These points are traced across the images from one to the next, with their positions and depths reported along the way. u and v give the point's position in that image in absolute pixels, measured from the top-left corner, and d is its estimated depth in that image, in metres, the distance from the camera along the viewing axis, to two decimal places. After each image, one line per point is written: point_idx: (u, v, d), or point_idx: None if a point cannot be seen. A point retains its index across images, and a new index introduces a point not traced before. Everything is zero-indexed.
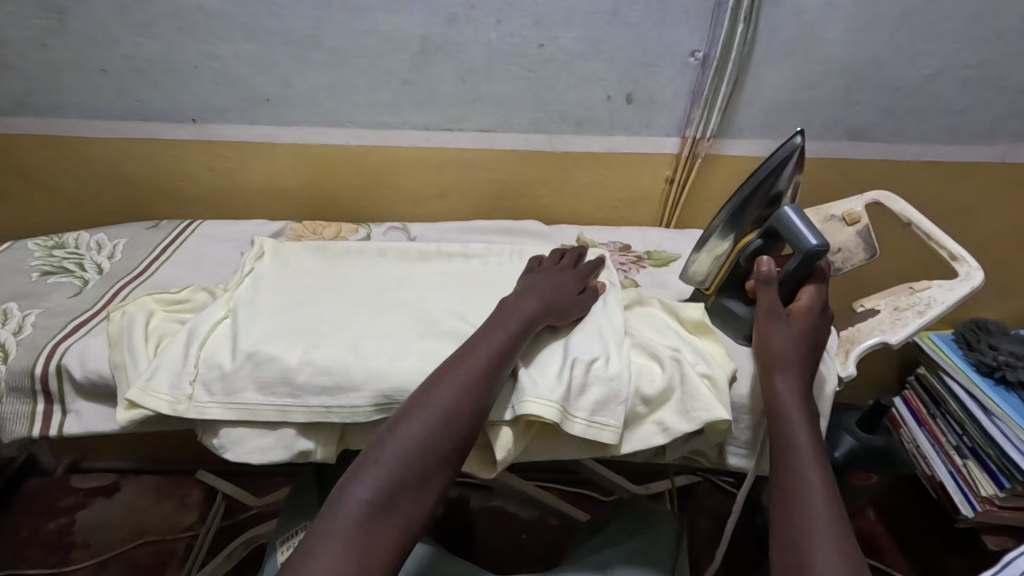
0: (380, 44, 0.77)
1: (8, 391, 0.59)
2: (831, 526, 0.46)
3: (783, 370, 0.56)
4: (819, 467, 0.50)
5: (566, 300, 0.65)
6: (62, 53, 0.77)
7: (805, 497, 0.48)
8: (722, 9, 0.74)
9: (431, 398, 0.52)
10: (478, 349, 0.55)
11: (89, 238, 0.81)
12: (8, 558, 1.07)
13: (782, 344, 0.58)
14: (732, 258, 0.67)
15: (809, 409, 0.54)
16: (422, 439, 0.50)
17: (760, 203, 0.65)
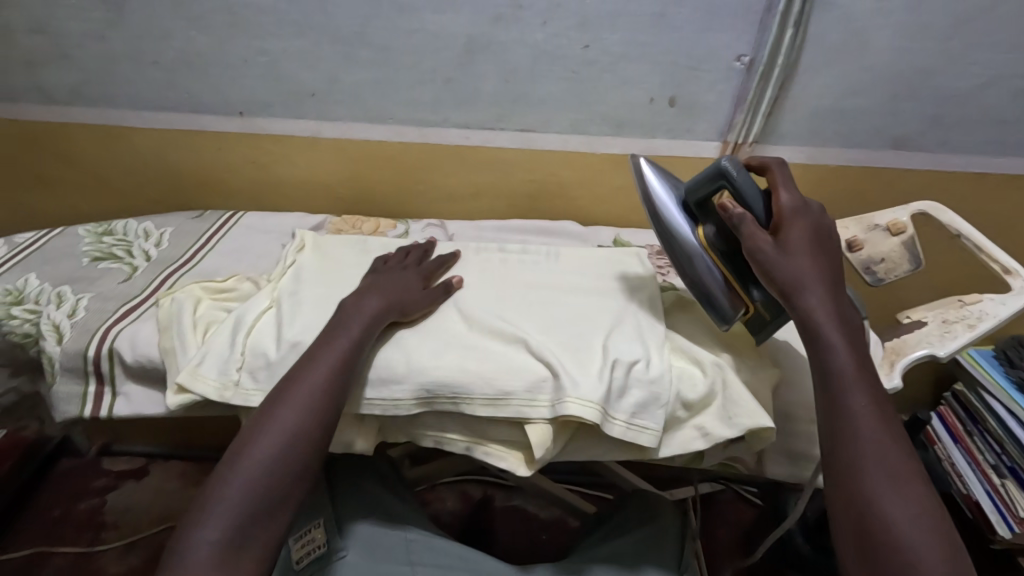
0: (426, 43, 0.77)
1: (63, 370, 0.61)
2: (891, 454, 0.45)
3: (812, 289, 0.52)
4: (867, 390, 0.48)
5: (413, 293, 0.64)
6: (118, 46, 0.79)
7: (860, 424, 0.47)
8: (770, 14, 0.74)
9: (263, 430, 0.51)
10: (310, 366, 0.54)
11: (137, 226, 0.83)
12: (42, 535, 1.10)
13: (795, 262, 0.53)
14: (718, 260, 0.59)
15: (848, 327, 0.51)
16: (263, 470, 0.49)
17: (682, 210, 0.61)
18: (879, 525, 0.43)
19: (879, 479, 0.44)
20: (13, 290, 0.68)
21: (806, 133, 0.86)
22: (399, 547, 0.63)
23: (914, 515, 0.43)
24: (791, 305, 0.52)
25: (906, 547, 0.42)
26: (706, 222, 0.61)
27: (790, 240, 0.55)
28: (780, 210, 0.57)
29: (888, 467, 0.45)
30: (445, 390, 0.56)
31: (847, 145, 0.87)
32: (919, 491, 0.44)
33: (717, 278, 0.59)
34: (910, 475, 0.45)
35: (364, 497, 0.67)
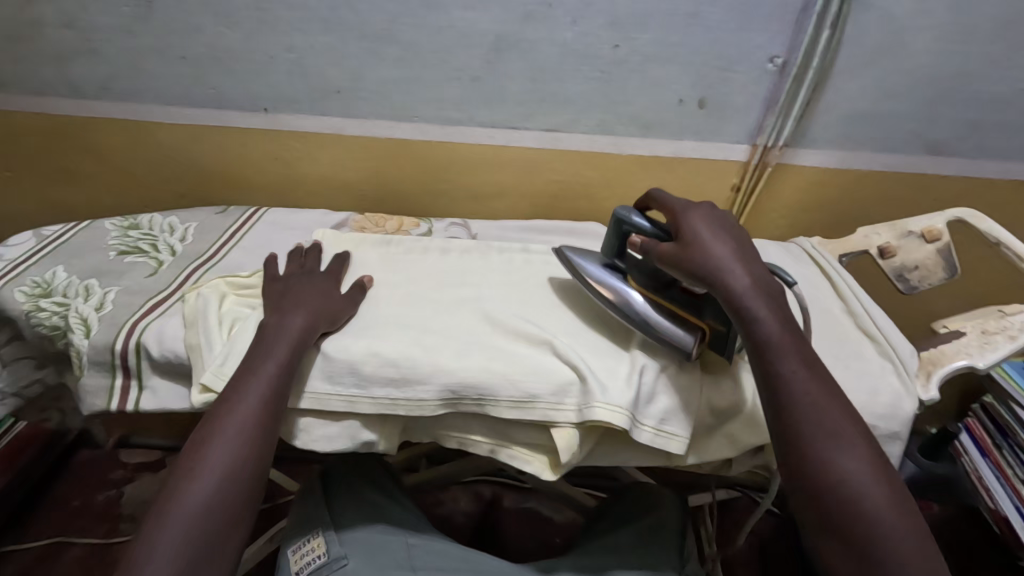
0: (454, 40, 0.77)
1: (91, 363, 0.61)
2: (826, 408, 0.46)
3: (735, 270, 0.51)
4: (797, 348, 0.49)
5: (324, 295, 0.62)
6: (147, 40, 0.79)
7: (796, 386, 0.47)
8: (806, 14, 0.72)
9: (207, 447, 0.49)
10: (247, 379, 0.52)
11: (162, 220, 0.83)
12: (60, 525, 1.11)
13: (709, 249, 0.53)
14: (656, 297, 0.59)
15: (771, 294, 0.51)
16: (216, 484, 0.47)
17: (606, 272, 0.62)
18: (828, 481, 0.44)
19: (818, 436, 0.45)
20: (41, 282, 0.69)
21: (837, 136, 0.84)
22: (399, 551, 0.60)
23: (857, 461, 0.45)
24: (719, 289, 0.51)
25: (854, 496, 0.43)
26: (633, 274, 0.62)
27: (697, 233, 0.54)
28: (682, 211, 0.57)
29: (824, 421, 0.46)
30: (471, 392, 0.56)
31: (879, 150, 0.85)
32: (855, 436, 0.46)
33: (663, 316, 0.58)
34: (846, 424, 0.46)
35: (361, 504, 0.66)
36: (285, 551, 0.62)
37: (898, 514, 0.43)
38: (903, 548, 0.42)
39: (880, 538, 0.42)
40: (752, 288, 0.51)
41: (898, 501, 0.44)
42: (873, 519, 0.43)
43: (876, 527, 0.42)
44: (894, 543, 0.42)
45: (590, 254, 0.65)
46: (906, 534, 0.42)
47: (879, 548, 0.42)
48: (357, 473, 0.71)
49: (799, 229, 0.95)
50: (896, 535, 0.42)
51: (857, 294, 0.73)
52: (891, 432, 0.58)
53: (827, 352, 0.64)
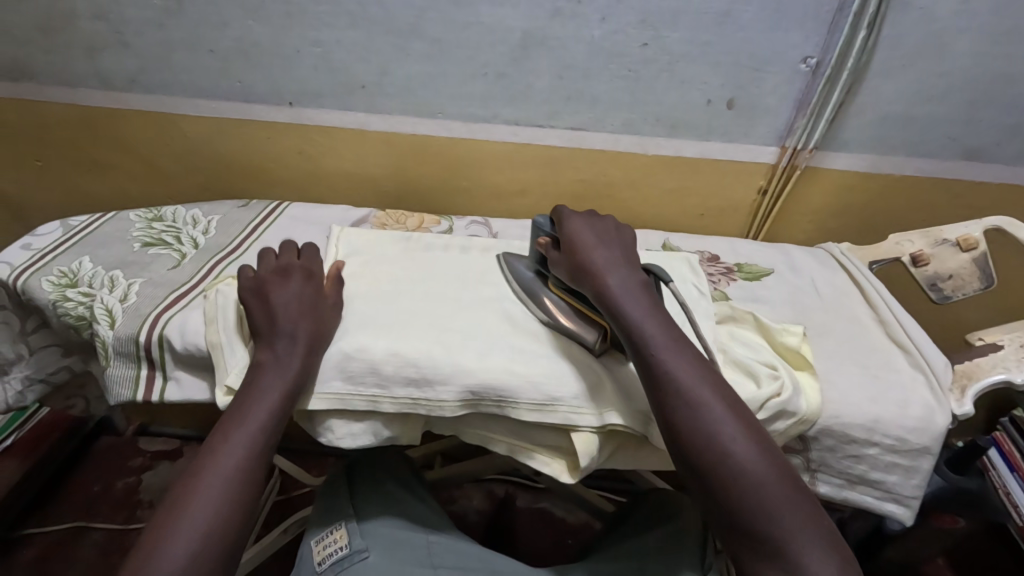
0: (481, 36, 0.76)
1: (116, 354, 0.62)
2: (694, 383, 0.47)
3: (611, 272, 0.55)
4: (661, 327, 0.51)
5: (311, 312, 0.57)
6: (176, 33, 0.79)
7: (665, 365, 0.48)
8: (843, 13, 0.70)
9: (199, 482, 0.47)
10: (246, 412, 0.51)
11: (186, 213, 0.84)
12: (80, 510, 1.13)
13: (586, 255, 0.56)
14: (566, 297, 0.62)
15: (638, 286, 0.54)
16: (208, 526, 0.45)
17: (534, 276, 0.66)
18: (700, 450, 0.45)
19: (686, 412, 0.46)
20: (67, 272, 0.69)
21: (869, 139, 0.82)
22: (420, 547, 0.60)
23: (725, 424, 0.46)
24: (592, 290, 0.55)
25: (722, 460, 0.45)
26: (551, 277, 0.64)
27: (574, 240, 0.58)
28: (564, 222, 0.61)
29: (687, 392, 0.47)
30: (492, 393, 0.55)
31: (913, 154, 0.83)
32: (724, 401, 0.47)
33: (570, 317, 0.61)
34: (714, 391, 0.47)
35: (383, 498, 0.66)
36: (307, 542, 0.63)
37: (772, 470, 0.44)
38: (782, 505, 0.43)
39: (757, 500, 0.43)
40: (620, 284, 0.54)
41: (769, 457, 0.45)
42: (751, 483, 0.44)
43: (748, 487, 0.44)
44: (769, 500, 0.43)
45: (526, 258, 0.69)
46: (778, 489, 0.44)
47: (758, 507, 0.43)
48: (381, 465, 0.71)
49: (826, 233, 0.93)
50: (772, 492, 0.43)
51: (888, 302, 0.71)
52: (922, 446, 0.56)
53: (857, 361, 0.63)
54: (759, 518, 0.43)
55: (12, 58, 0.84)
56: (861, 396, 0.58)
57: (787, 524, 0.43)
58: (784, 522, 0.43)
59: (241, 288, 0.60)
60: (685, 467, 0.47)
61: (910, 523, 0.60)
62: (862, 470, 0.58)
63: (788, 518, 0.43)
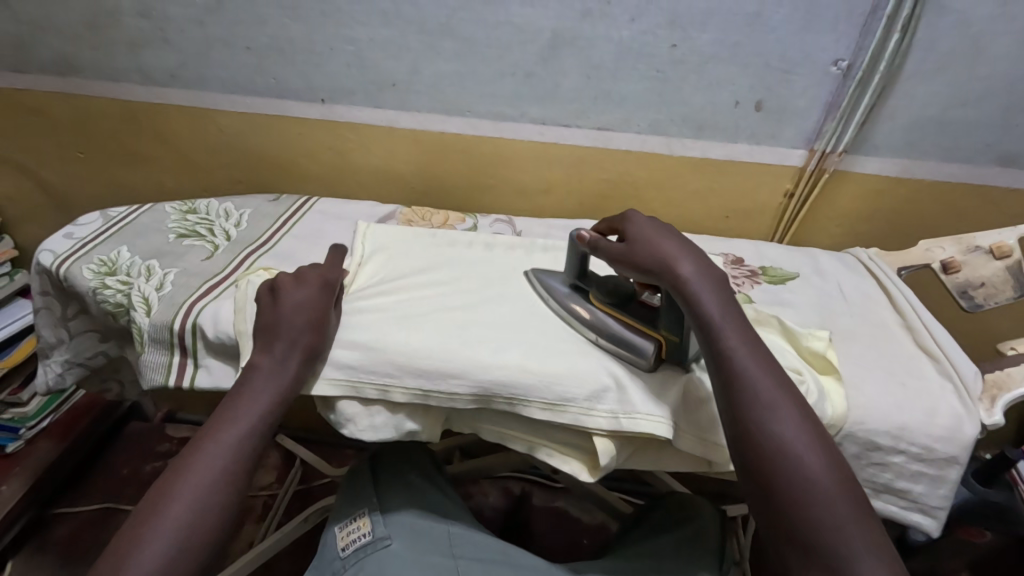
0: (510, 36, 0.77)
1: (151, 341, 0.64)
2: (766, 383, 0.47)
3: (684, 261, 0.53)
4: (737, 327, 0.50)
5: (316, 317, 0.57)
6: (215, 31, 0.82)
7: (742, 365, 0.48)
8: (877, 15, 0.70)
9: (184, 477, 0.47)
10: (232, 416, 0.51)
11: (218, 206, 0.86)
12: (109, 491, 1.16)
13: (656, 244, 0.55)
14: (610, 309, 0.61)
15: (716, 279, 0.53)
16: (189, 529, 0.45)
17: (570, 290, 0.64)
18: (769, 456, 0.45)
19: (759, 411, 0.46)
20: (107, 260, 0.72)
21: (900, 143, 0.81)
22: (441, 537, 0.61)
23: (796, 432, 0.45)
24: (668, 279, 0.53)
25: (790, 467, 0.44)
26: (594, 290, 0.63)
27: (647, 232, 0.56)
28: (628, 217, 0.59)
29: (761, 395, 0.47)
30: (502, 389, 0.56)
31: (947, 159, 0.82)
32: (795, 407, 0.47)
33: (618, 327, 0.59)
34: (788, 397, 0.47)
35: (406, 488, 0.67)
36: (330, 530, 0.64)
37: (839, 482, 0.44)
38: (846, 519, 0.42)
39: (823, 509, 0.42)
40: (699, 272, 0.53)
41: (837, 471, 0.44)
42: (819, 489, 0.43)
43: (815, 501, 0.43)
44: (833, 508, 0.42)
45: (558, 275, 0.67)
46: (843, 507, 0.42)
47: (825, 522, 0.42)
48: (402, 456, 0.73)
49: (856, 238, 0.91)
50: (839, 508, 0.42)
51: (916, 309, 0.70)
52: (949, 456, 0.56)
53: (884, 367, 0.62)
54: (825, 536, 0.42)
55: (58, 53, 0.88)
56: (888, 403, 0.57)
57: (857, 544, 0.41)
58: (852, 540, 0.41)
59: (262, 295, 0.60)
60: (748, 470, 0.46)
61: (935, 535, 0.59)
62: (887, 478, 0.58)
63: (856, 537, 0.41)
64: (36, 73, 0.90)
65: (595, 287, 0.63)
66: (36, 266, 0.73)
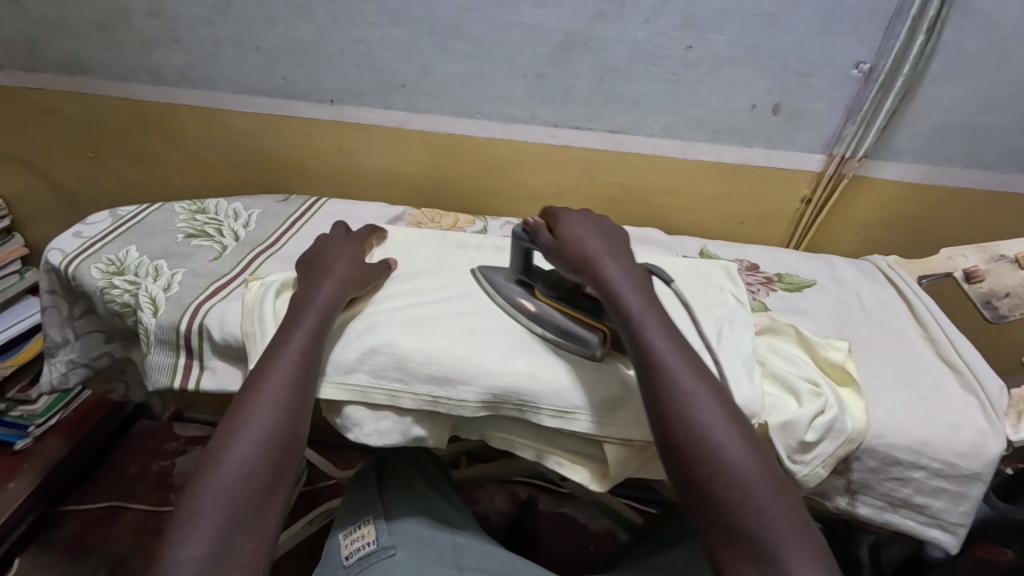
0: (522, 36, 0.76)
1: (157, 342, 0.63)
2: (684, 373, 0.47)
3: (610, 263, 0.55)
4: (659, 323, 0.51)
5: (358, 270, 0.63)
6: (225, 30, 0.82)
7: (661, 353, 0.48)
8: (900, 18, 0.68)
9: (247, 415, 0.48)
10: (272, 365, 0.51)
11: (227, 206, 0.85)
12: (116, 489, 1.16)
13: (583, 245, 0.56)
14: (555, 303, 0.60)
15: (639, 281, 0.54)
16: (254, 462, 0.46)
17: (513, 285, 0.64)
18: (688, 444, 0.44)
19: (677, 395, 0.46)
20: (115, 260, 0.72)
21: (922, 149, 0.79)
22: (446, 549, 0.60)
23: (716, 419, 0.45)
24: (593, 279, 0.55)
25: (711, 453, 0.44)
26: (538, 285, 0.62)
27: (574, 234, 0.57)
28: (560, 217, 0.60)
29: (679, 382, 0.47)
30: (512, 396, 0.54)
31: (970, 165, 0.80)
32: (718, 396, 0.47)
33: (566, 322, 0.59)
34: (708, 385, 0.47)
35: (411, 496, 0.66)
36: (335, 537, 0.64)
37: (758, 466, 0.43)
38: (762, 498, 0.42)
39: (741, 488, 0.42)
40: (622, 272, 0.54)
41: (761, 457, 0.44)
42: (734, 470, 0.43)
43: (730, 480, 0.43)
44: (750, 489, 0.42)
45: (503, 270, 0.66)
46: (763, 487, 0.42)
47: (745, 506, 0.42)
48: (409, 462, 0.72)
49: (873, 246, 0.89)
50: (761, 492, 0.42)
51: (937, 319, 0.68)
52: (972, 473, 0.53)
53: (903, 379, 0.60)
54: (744, 520, 0.41)
55: (70, 52, 0.88)
56: (908, 417, 0.55)
57: (773, 521, 0.41)
58: (773, 522, 0.41)
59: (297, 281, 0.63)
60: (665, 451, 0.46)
61: (955, 553, 0.57)
62: (907, 494, 0.55)
63: (777, 521, 0.41)
64: (47, 72, 0.91)
65: (539, 281, 0.62)
66: (45, 265, 0.73)
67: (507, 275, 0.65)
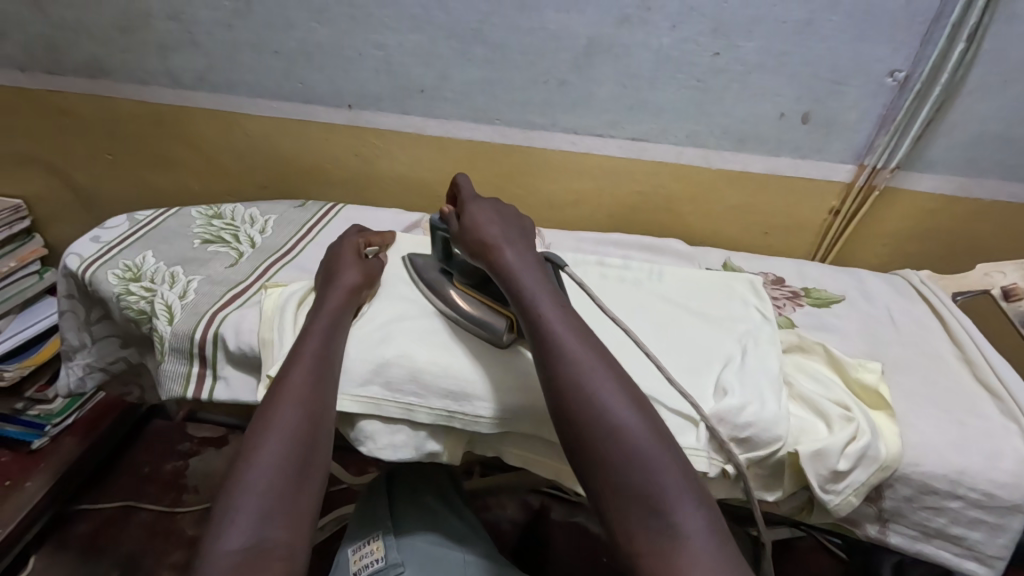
0: (545, 42, 0.74)
1: (171, 350, 0.63)
2: (574, 347, 0.46)
3: (509, 246, 0.54)
4: (552, 295, 0.50)
5: (366, 274, 0.63)
6: (244, 34, 0.81)
7: (556, 332, 0.47)
8: (938, 24, 0.66)
9: (276, 408, 0.49)
10: (294, 363, 0.52)
11: (244, 211, 0.85)
12: (129, 489, 1.16)
13: (480, 232, 0.55)
14: (465, 290, 0.60)
15: (536, 264, 0.53)
16: (288, 453, 0.46)
17: (436, 271, 0.64)
18: (577, 409, 0.44)
19: (570, 373, 0.45)
20: (132, 266, 0.71)
21: (958, 160, 0.76)
22: (457, 567, 0.59)
23: (604, 380, 0.45)
24: (491, 265, 0.54)
25: (602, 415, 0.43)
26: (456, 274, 0.62)
27: (475, 220, 0.56)
28: (465, 204, 0.59)
29: (575, 357, 0.46)
30: (529, 413, 0.53)
31: (1007, 177, 0.77)
32: (610, 366, 0.46)
33: (475, 309, 0.58)
34: (603, 359, 0.46)
35: (422, 509, 0.65)
36: (344, 551, 0.63)
37: (652, 437, 0.43)
38: (659, 466, 0.41)
39: (637, 460, 0.42)
40: (519, 254, 0.53)
41: (647, 416, 0.44)
42: (631, 443, 0.42)
43: (632, 453, 0.42)
44: (647, 459, 0.41)
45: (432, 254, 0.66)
46: (658, 455, 0.42)
47: (632, 462, 0.42)
48: (422, 475, 0.71)
49: (903, 260, 0.86)
50: (643, 441, 0.42)
51: (974, 338, 0.66)
52: (1012, 504, 0.51)
53: (938, 404, 0.58)
54: (644, 487, 0.41)
55: (90, 54, 0.88)
56: (945, 442, 0.53)
57: (671, 486, 0.41)
58: (672, 491, 0.41)
59: (316, 289, 0.63)
60: (563, 431, 0.45)
61: None
62: (941, 523, 0.53)
63: (665, 472, 0.41)
64: (67, 75, 0.91)
65: (456, 270, 0.62)
66: (63, 269, 0.73)
67: (430, 264, 0.65)
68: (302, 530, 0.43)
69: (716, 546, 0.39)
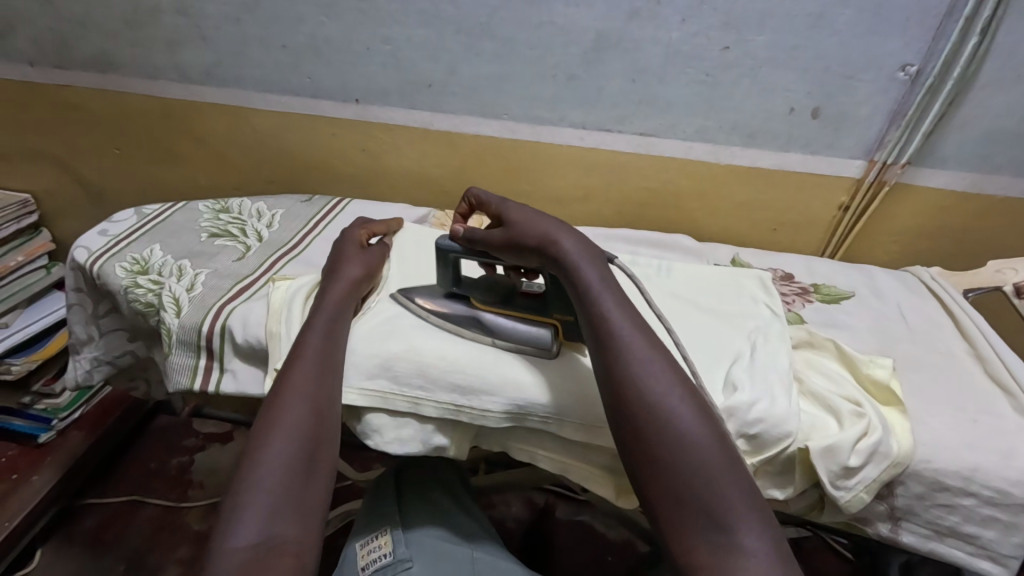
0: (553, 37, 0.74)
1: (178, 343, 0.63)
2: (637, 346, 0.46)
3: (565, 235, 0.52)
4: (616, 296, 0.49)
5: (366, 268, 0.63)
6: (252, 29, 0.81)
7: (621, 331, 0.47)
8: (951, 18, 0.65)
9: (283, 404, 0.48)
10: (298, 359, 0.51)
11: (251, 205, 0.85)
12: (135, 484, 1.16)
13: (532, 225, 0.53)
14: (497, 309, 0.59)
15: (597, 254, 0.52)
16: (296, 450, 0.46)
17: (445, 299, 0.61)
18: (642, 411, 0.43)
19: (634, 373, 0.45)
20: (139, 259, 0.71)
21: (969, 156, 0.75)
22: (464, 563, 0.58)
23: (670, 389, 0.44)
24: (552, 257, 0.52)
25: (666, 425, 0.43)
26: (473, 295, 0.60)
27: (523, 216, 0.54)
28: (501, 201, 0.57)
29: (637, 357, 0.46)
30: (537, 407, 0.52)
31: (1019, 174, 0.76)
32: (673, 369, 0.46)
33: (513, 324, 0.57)
34: (666, 362, 0.46)
35: (429, 505, 0.65)
36: (352, 546, 0.63)
37: (714, 443, 0.42)
38: (720, 474, 0.41)
39: (698, 465, 0.41)
40: (580, 245, 0.52)
41: (711, 423, 0.43)
42: (692, 448, 0.42)
43: (693, 459, 0.41)
44: (708, 466, 0.41)
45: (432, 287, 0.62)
46: (718, 464, 0.41)
47: (695, 472, 0.41)
48: (429, 470, 0.71)
49: (913, 257, 0.85)
50: (706, 448, 0.42)
51: (986, 335, 0.65)
52: None
53: (949, 401, 0.57)
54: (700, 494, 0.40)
55: (99, 49, 0.88)
56: (958, 440, 0.52)
57: (731, 495, 0.40)
58: (729, 499, 0.40)
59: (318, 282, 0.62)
60: (623, 432, 0.44)
61: None
62: (953, 521, 0.52)
63: (727, 487, 0.40)
64: (76, 69, 0.91)
65: (473, 290, 0.61)
66: (71, 262, 0.73)
67: (435, 295, 0.61)
68: (311, 527, 0.43)
69: (779, 567, 0.38)
